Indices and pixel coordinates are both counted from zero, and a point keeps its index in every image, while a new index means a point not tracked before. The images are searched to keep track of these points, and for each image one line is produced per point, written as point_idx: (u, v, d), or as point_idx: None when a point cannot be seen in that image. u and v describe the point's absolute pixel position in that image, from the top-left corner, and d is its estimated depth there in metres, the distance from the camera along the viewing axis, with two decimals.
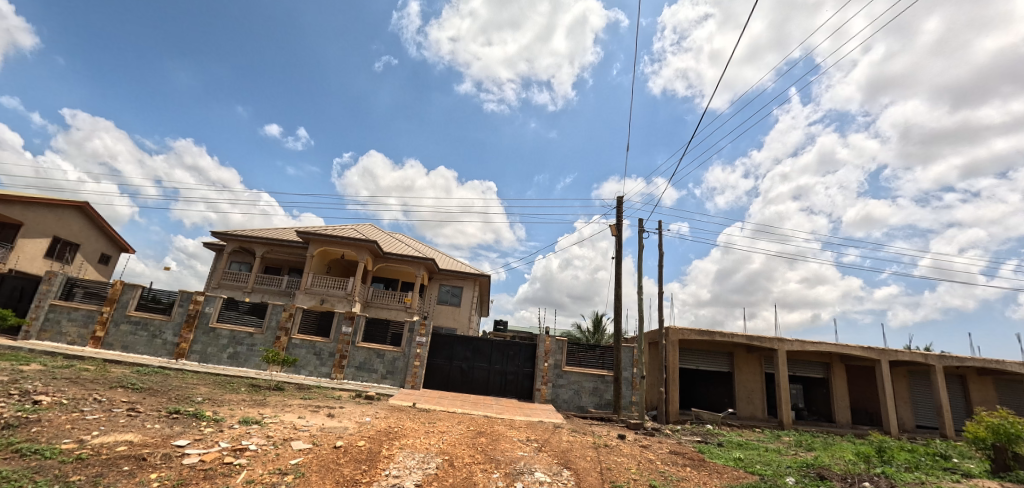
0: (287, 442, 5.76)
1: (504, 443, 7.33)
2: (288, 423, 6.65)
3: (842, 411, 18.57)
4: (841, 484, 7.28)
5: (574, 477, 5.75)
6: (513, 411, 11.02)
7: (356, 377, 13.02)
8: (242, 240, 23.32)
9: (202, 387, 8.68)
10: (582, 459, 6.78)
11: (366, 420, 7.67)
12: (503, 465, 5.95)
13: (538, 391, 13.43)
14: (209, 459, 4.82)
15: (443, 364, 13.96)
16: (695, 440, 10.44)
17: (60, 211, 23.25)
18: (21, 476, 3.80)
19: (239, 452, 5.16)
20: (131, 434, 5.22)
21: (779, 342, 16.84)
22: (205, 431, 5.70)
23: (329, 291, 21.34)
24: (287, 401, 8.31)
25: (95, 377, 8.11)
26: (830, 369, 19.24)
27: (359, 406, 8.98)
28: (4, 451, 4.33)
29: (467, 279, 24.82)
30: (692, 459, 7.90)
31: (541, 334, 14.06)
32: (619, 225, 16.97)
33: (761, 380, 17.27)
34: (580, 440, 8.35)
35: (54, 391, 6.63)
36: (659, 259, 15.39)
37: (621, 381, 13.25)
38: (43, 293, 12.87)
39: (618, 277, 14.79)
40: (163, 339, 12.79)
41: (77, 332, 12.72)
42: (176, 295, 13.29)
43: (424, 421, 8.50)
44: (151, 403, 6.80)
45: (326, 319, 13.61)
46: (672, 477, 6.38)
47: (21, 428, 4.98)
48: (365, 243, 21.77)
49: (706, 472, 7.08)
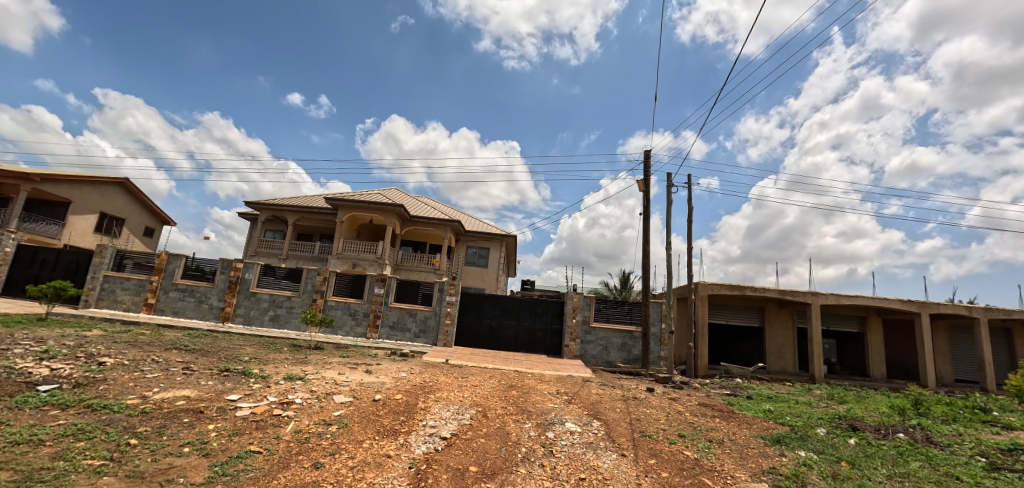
0: (330, 396, 6.09)
1: (535, 396, 7.55)
2: (330, 379, 7.02)
3: (876, 365, 18.12)
4: (875, 435, 7.11)
5: (604, 427, 5.88)
6: (542, 366, 11.30)
7: (390, 335, 13.60)
8: (274, 209, 24.10)
9: (248, 348, 9.26)
10: (611, 411, 6.91)
11: (402, 375, 8.03)
12: (534, 416, 6.13)
13: (566, 347, 13.68)
14: (260, 411, 5.16)
15: (473, 322, 14.36)
16: (724, 393, 10.45)
17: (103, 187, 24.48)
18: (93, 428, 4.18)
19: (286, 405, 5.51)
20: (187, 390, 5.63)
21: (813, 296, 16.31)
22: (254, 387, 6.09)
23: (360, 255, 21.97)
24: (328, 359, 8.77)
25: (151, 340, 8.76)
26: (866, 323, 18.61)
27: (395, 363, 9.41)
28: (78, 406, 4.76)
29: (493, 241, 24.94)
30: (720, 411, 7.91)
31: (569, 292, 14.12)
32: (646, 180, 16.31)
33: (792, 335, 16.96)
34: (609, 393, 8.51)
35: (115, 353, 7.20)
36: (688, 214, 14.84)
37: (649, 336, 13.28)
38: (97, 265, 13.80)
39: (646, 234, 14.43)
40: (209, 304, 13.63)
41: (132, 300, 13.71)
42: (216, 264, 14.00)
43: (457, 375, 8.84)
44: (203, 362, 7.31)
45: (359, 281, 14.08)
46: (701, 428, 6.41)
47: (90, 387, 5.47)
48: (391, 207, 22.10)
49: (735, 423, 7.03)
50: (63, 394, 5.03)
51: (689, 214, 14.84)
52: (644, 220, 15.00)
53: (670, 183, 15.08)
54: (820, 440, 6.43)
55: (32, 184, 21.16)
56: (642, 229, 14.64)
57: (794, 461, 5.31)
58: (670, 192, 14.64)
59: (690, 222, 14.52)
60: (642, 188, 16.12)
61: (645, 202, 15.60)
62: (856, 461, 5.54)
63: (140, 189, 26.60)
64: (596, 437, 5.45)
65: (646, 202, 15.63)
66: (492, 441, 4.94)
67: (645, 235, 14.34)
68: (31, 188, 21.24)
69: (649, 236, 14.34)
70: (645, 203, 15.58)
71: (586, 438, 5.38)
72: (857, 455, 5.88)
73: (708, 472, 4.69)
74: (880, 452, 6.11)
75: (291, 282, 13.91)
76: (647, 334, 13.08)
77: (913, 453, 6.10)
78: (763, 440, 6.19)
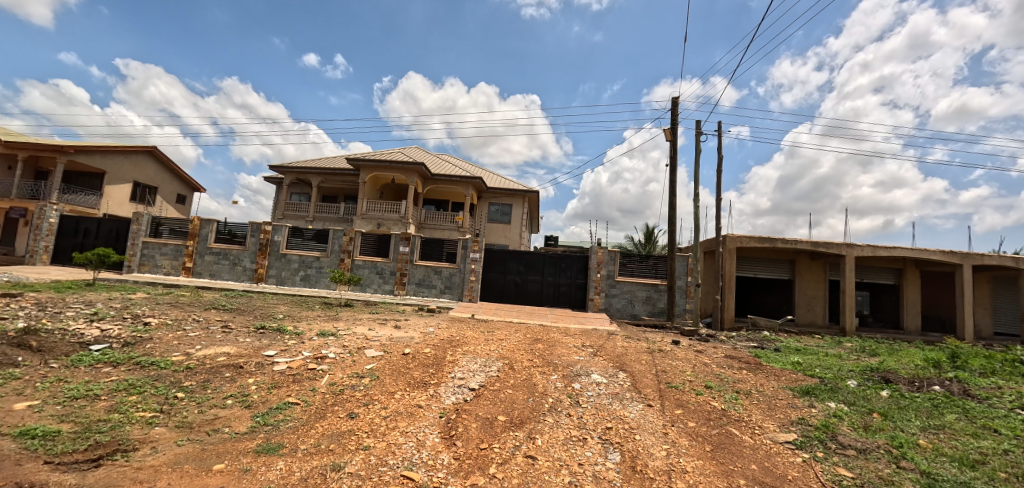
0: (362, 350, 6.33)
1: (561, 348, 7.65)
2: (361, 334, 7.28)
3: (911, 318, 17.49)
4: (909, 387, 6.83)
5: (629, 379, 5.91)
6: (567, 320, 11.43)
7: (417, 292, 13.96)
8: (297, 172, 24.41)
9: (282, 306, 9.72)
10: (637, 363, 6.93)
11: (430, 330, 8.26)
12: (561, 368, 6.21)
13: (591, 301, 13.73)
14: (296, 365, 5.43)
15: (497, 278, 14.53)
16: (751, 345, 10.33)
17: (134, 156, 25.20)
18: (144, 383, 4.64)
19: (320, 359, 5.76)
20: (228, 346, 5.97)
21: (849, 247, 15.57)
22: (289, 343, 6.38)
23: (384, 215, 22.20)
24: (358, 316, 9.12)
25: (191, 301, 9.31)
26: (903, 275, 17.76)
27: (422, 318, 9.71)
28: (129, 363, 5.20)
29: (515, 197, 24.62)
30: (745, 363, 7.81)
31: (593, 247, 13.93)
32: (674, 129, 15.37)
33: (824, 287, 16.44)
34: (634, 345, 8.55)
35: (159, 314, 7.69)
36: (718, 164, 14.03)
37: (675, 290, 13.13)
38: (135, 232, 14.51)
39: (672, 186, 13.83)
40: (243, 266, 14.22)
41: (170, 264, 14.45)
42: (246, 227, 14.45)
43: (483, 330, 9.05)
44: (240, 321, 7.73)
45: (384, 241, 14.30)
46: (727, 379, 6.33)
47: (138, 345, 5.91)
48: (412, 166, 21.94)
49: (762, 375, 6.91)
50: (114, 353, 5.47)
51: (718, 164, 14.03)
52: (671, 172, 14.34)
53: (699, 131, 14.16)
54: (850, 391, 6.27)
55: (66, 156, 21.96)
56: (669, 181, 14.03)
57: (824, 412, 5.17)
58: (699, 140, 13.76)
59: (719, 172, 13.75)
60: (670, 137, 15.26)
61: (672, 152, 14.81)
62: (888, 412, 5.37)
63: (168, 157, 27.26)
64: (622, 388, 5.49)
65: (673, 153, 14.84)
66: (519, 392, 5.03)
67: (671, 188, 13.75)
68: (67, 160, 22.08)
69: (674, 189, 13.75)
70: (671, 154, 14.80)
71: (612, 389, 5.42)
72: (890, 406, 5.69)
73: (735, 422, 4.66)
74: (913, 403, 5.88)
75: (318, 244, 14.28)
76: (672, 287, 12.93)
77: (948, 405, 5.85)
78: (791, 391, 6.06)
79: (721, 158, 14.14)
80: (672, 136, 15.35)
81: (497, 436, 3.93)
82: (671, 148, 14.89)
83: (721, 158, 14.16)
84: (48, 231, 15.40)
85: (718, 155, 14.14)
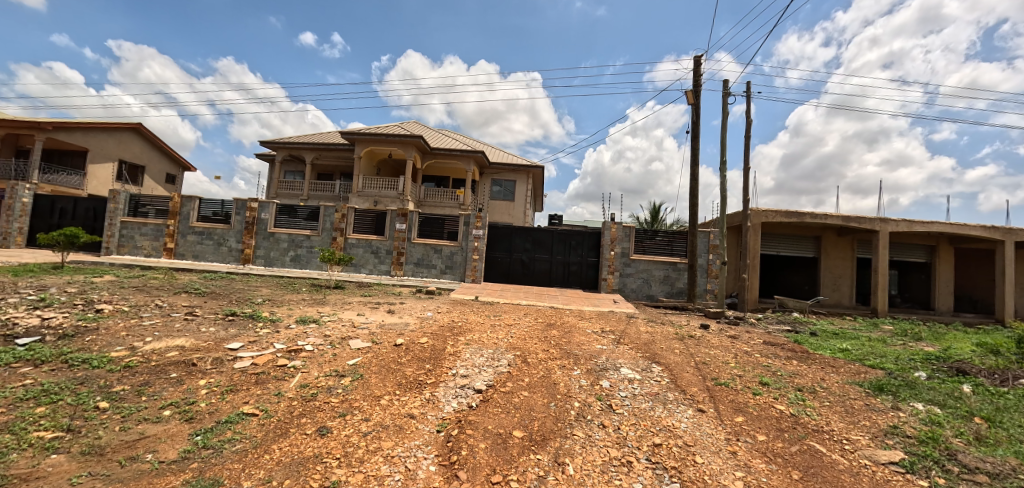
0: (346, 341, 5.32)
1: (579, 336, 6.63)
2: (347, 321, 6.28)
3: (942, 298, 16.47)
4: (991, 382, 5.78)
5: (667, 373, 4.91)
6: (581, 302, 10.46)
7: (415, 272, 12.96)
8: (290, 147, 23.20)
9: (264, 289, 8.72)
10: (670, 352, 5.90)
11: (428, 315, 7.27)
12: (583, 361, 5.20)
13: (603, 281, 12.70)
14: (261, 362, 4.41)
15: (503, 257, 13.49)
16: (784, 329, 9.33)
17: (118, 134, 23.91)
18: (61, 389, 3.65)
19: (294, 353, 4.75)
20: (184, 338, 4.97)
21: (882, 222, 14.46)
22: (261, 333, 5.39)
23: (381, 192, 21.05)
24: (347, 299, 8.11)
25: (162, 284, 8.32)
26: (935, 252, 16.66)
27: (420, 301, 8.70)
28: (54, 362, 4.22)
29: (519, 173, 23.36)
30: (790, 351, 6.79)
31: (607, 223, 12.83)
32: (696, 92, 14.00)
33: (851, 266, 15.42)
34: (660, 331, 7.51)
35: (119, 300, 6.74)
36: (747, 129, 12.71)
37: (696, 268, 12.14)
38: (113, 211, 13.50)
39: (694, 156, 12.58)
40: (228, 246, 13.20)
41: (151, 245, 13.46)
42: (231, 205, 13.40)
43: (489, 314, 8.07)
44: (210, 306, 6.73)
45: (380, 217, 13.25)
46: (782, 373, 5.27)
47: (77, 337, 4.93)
48: (410, 139, 20.65)
49: (816, 366, 5.87)
50: (41, 348, 4.50)
51: (748, 130, 12.70)
52: (692, 141, 13.09)
53: (726, 93, 12.79)
54: (928, 387, 5.23)
55: (45, 133, 20.79)
56: (691, 150, 12.77)
57: (917, 418, 4.14)
58: (727, 103, 12.40)
59: (749, 139, 12.44)
60: (691, 101, 13.90)
61: (694, 118, 13.48)
62: (994, 416, 4.30)
63: (155, 134, 25.95)
64: (661, 386, 4.48)
65: (695, 119, 13.53)
66: (537, 395, 4.00)
67: (695, 157, 12.50)
68: (46, 137, 20.94)
69: (697, 158, 12.50)
70: (693, 120, 13.48)
71: (650, 388, 4.42)
72: (988, 407, 4.65)
73: (814, 434, 3.63)
74: (1012, 403, 4.84)
75: (309, 221, 13.23)
76: (694, 266, 11.89)
77: None
78: (862, 388, 5.00)
79: (749, 123, 12.81)
80: (694, 101, 13.99)
81: (514, 462, 2.91)
82: (693, 114, 13.57)
83: (750, 123, 12.82)
84: (21, 211, 14.37)
85: (747, 120, 12.81)
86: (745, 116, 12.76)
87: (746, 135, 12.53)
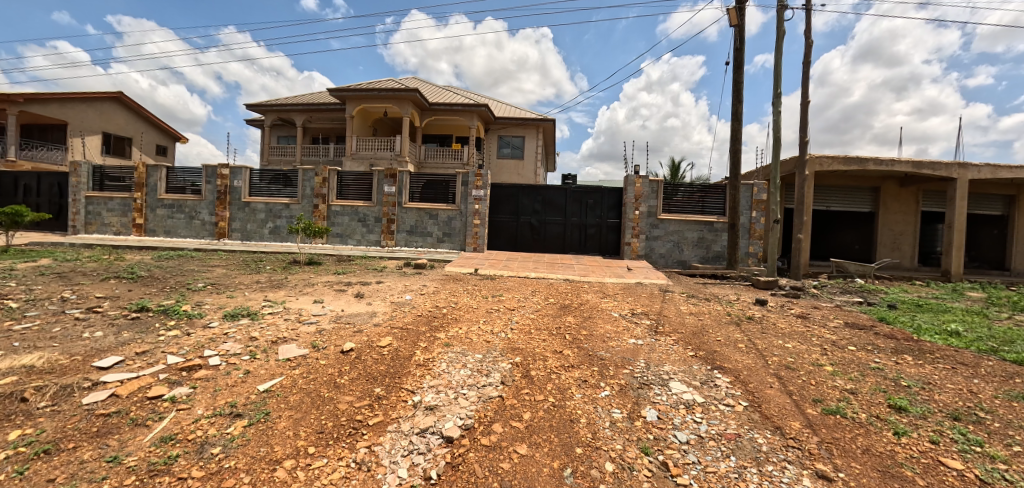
0: (275, 348, 3.78)
1: (604, 324, 4.97)
2: (294, 313, 4.77)
3: (1021, 256, 14.12)
4: None
5: (743, 393, 3.22)
6: (600, 272, 8.78)
7: (409, 242, 11.41)
8: (278, 109, 21.30)
9: (217, 270, 7.25)
10: (733, 349, 4.23)
11: (405, 299, 5.65)
12: (613, 369, 3.60)
13: (626, 246, 10.93)
14: (127, 394, 2.94)
15: (508, 221, 11.76)
16: (854, 302, 7.52)
17: (98, 104, 22.30)
18: None
19: (186, 374, 3.24)
20: (42, 354, 3.50)
21: (962, 168, 11.95)
22: (162, 338, 3.91)
23: (376, 154, 19.22)
24: (312, 280, 6.59)
25: (96, 268, 6.94)
26: (1015, 203, 14.16)
27: (403, 279, 7.09)
28: None
29: (528, 127, 21.03)
30: (889, 339, 4.96)
31: (630, 177, 10.85)
32: (741, 9, 11.36)
33: (915, 221, 13.22)
34: (709, 312, 5.79)
35: (18, 293, 5.34)
36: (805, 52, 10.19)
37: (739, 228, 10.22)
38: (76, 186, 12.22)
39: (737, 90, 10.25)
40: (201, 220, 11.83)
41: (120, 222, 12.19)
42: (200, 173, 11.89)
43: (487, 294, 6.41)
44: (129, 297, 5.26)
45: (365, 181, 11.52)
46: (910, 384, 3.54)
47: None
48: (404, 92, 18.44)
49: (943, 367, 4.09)
50: None
51: (807, 55, 10.18)
52: (735, 72, 10.69)
53: (781, 6, 10.18)
54: None
55: (18, 106, 19.57)
56: (733, 83, 10.41)
57: None
58: (783, 17, 9.83)
59: (809, 67, 9.96)
60: (733, 23, 11.32)
61: (736, 43, 11.00)
62: None
63: (138, 102, 24.14)
64: (742, 422, 2.82)
65: (738, 46, 11.01)
66: (542, 456, 2.37)
67: (738, 93, 10.18)
68: (19, 111, 19.73)
69: (741, 93, 10.18)
70: (735, 46, 10.98)
71: (724, 426, 2.77)
72: None
73: None
74: None
75: (286, 188, 11.67)
76: (736, 225, 9.95)
77: None
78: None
79: (809, 47, 10.24)
80: (736, 23, 11.37)
81: None
82: (735, 39, 11.06)
83: (810, 44, 10.27)
84: None
85: (807, 40, 10.23)
86: (806, 36, 10.16)
87: (804, 61, 10.04)
